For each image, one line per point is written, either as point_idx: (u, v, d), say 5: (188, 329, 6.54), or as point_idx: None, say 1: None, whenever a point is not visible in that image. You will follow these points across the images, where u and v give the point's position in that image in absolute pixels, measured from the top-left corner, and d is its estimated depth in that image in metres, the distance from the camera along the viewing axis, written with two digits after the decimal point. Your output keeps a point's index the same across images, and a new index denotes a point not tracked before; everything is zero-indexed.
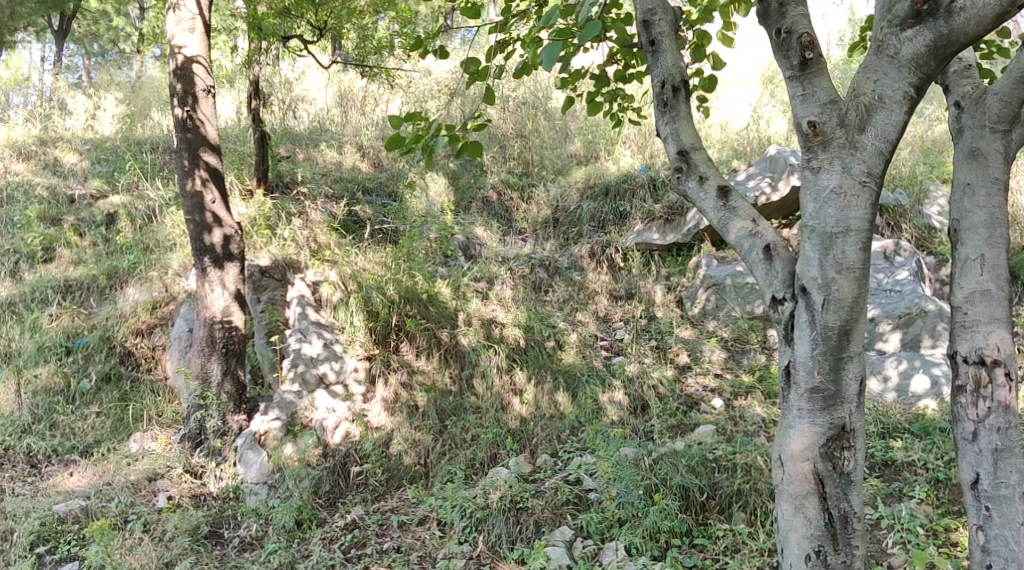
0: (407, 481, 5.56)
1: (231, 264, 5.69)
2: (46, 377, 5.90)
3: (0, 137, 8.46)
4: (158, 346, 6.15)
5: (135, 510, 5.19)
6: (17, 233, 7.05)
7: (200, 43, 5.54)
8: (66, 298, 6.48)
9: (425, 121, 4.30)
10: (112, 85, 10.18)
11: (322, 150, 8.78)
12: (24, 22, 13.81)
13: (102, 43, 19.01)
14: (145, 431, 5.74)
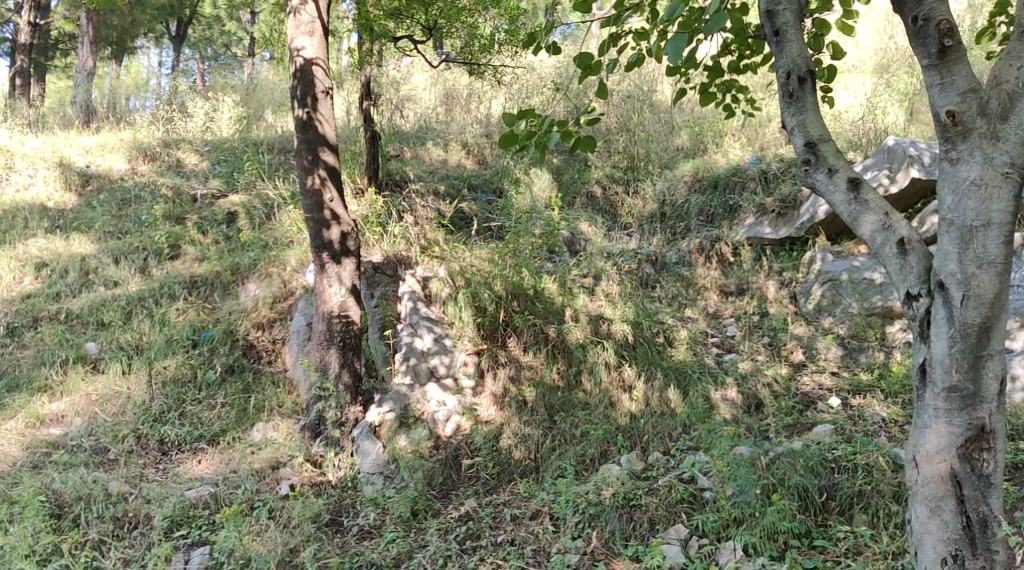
0: (518, 476, 5.58)
1: (348, 260, 5.83)
2: (174, 368, 6.11)
3: (128, 138, 8.84)
4: (278, 339, 6.41)
5: (261, 497, 5.34)
6: (145, 232, 7.36)
7: (320, 45, 5.66)
8: (191, 294, 6.74)
9: (538, 118, 4.33)
10: (227, 88, 10.54)
11: (428, 149, 8.90)
12: (142, 29, 14.38)
13: (215, 47, 19.65)
14: (268, 421, 5.92)
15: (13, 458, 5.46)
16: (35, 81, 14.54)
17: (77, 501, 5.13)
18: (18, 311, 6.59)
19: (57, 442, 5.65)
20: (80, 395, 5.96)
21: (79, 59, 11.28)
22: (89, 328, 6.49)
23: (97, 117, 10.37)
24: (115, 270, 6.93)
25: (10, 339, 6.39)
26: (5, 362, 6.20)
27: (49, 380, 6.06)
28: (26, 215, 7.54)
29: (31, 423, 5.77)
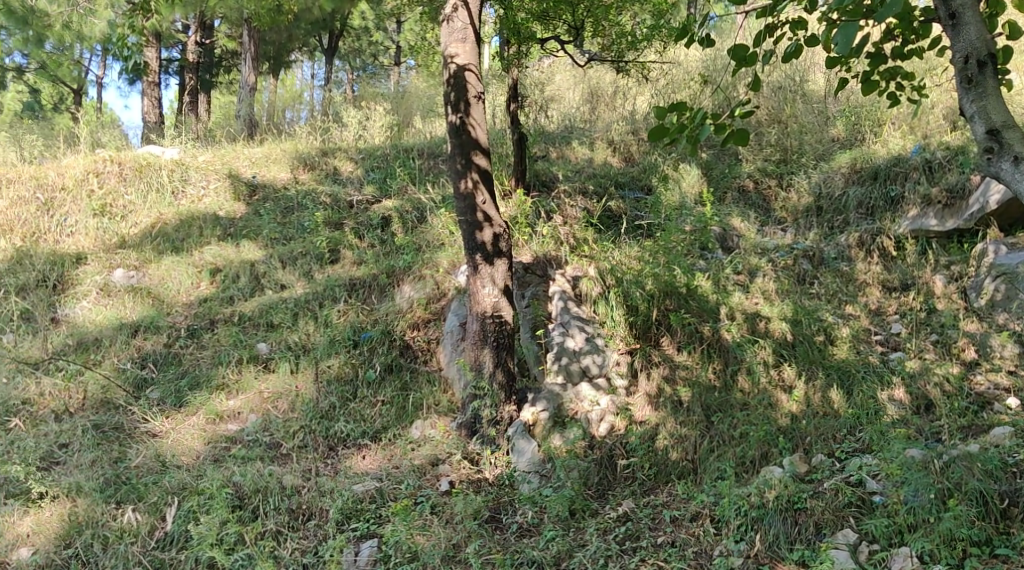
0: (676, 477, 5.54)
1: (501, 261, 5.88)
2: (338, 367, 6.37)
3: (289, 148, 9.24)
4: (433, 339, 6.54)
5: (424, 492, 5.49)
6: (308, 237, 7.70)
7: (472, 51, 5.75)
8: (351, 296, 6.99)
9: (690, 111, 4.27)
10: (378, 97, 10.85)
11: (574, 149, 8.76)
12: (297, 42, 15.02)
13: (365, 58, 20.25)
14: (426, 419, 6.09)
15: (196, 452, 5.79)
16: (203, 97, 15.42)
17: (255, 493, 5.37)
18: (197, 314, 7.01)
19: (235, 438, 5.95)
20: (254, 393, 6.27)
21: (242, 77, 11.78)
22: (260, 330, 6.82)
23: (259, 130, 10.86)
24: (282, 275, 7.29)
25: (190, 340, 6.75)
26: (186, 362, 6.55)
27: (226, 379, 6.37)
28: (200, 224, 7.95)
29: (212, 419, 6.10)
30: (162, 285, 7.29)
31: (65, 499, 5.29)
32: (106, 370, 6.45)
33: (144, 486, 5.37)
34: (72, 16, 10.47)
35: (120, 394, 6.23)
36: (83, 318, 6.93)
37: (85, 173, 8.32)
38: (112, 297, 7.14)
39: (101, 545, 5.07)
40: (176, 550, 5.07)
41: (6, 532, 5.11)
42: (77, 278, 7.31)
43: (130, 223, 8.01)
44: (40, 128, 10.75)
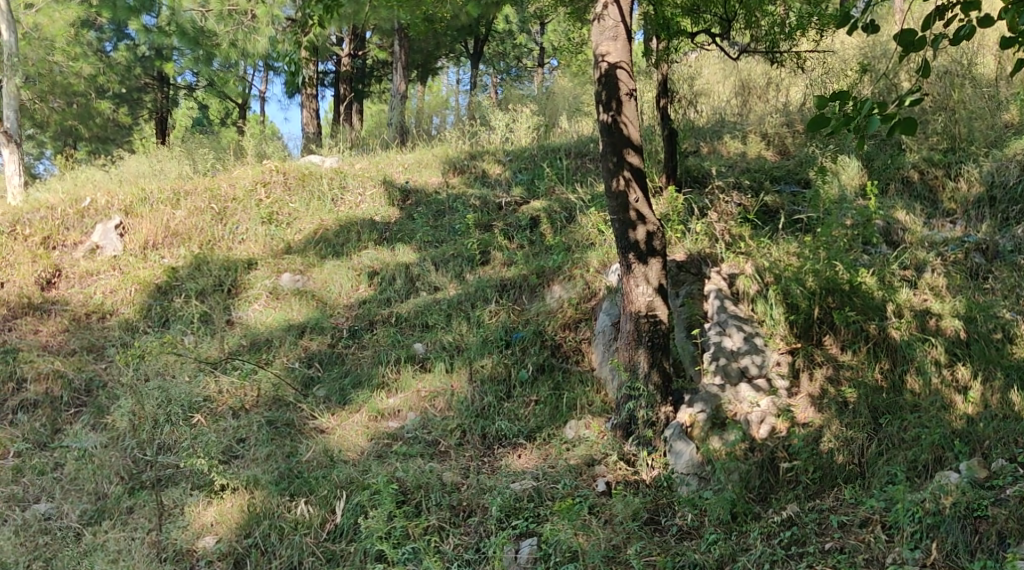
0: (842, 481, 5.34)
1: (655, 259, 5.79)
2: (491, 367, 6.46)
3: (441, 154, 9.44)
4: (584, 339, 6.54)
5: (581, 493, 5.51)
6: (459, 240, 7.85)
7: (624, 49, 5.72)
8: (503, 296, 7.07)
9: (853, 100, 4.11)
10: (525, 100, 10.95)
11: (726, 142, 8.57)
12: (445, 50, 15.35)
13: (509, 62, 20.45)
14: (580, 419, 6.08)
15: (361, 448, 5.99)
16: (356, 107, 15.95)
17: (418, 489, 5.53)
18: (357, 315, 7.27)
19: (396, 434, 6.13)
20: (412, 391, 6.43)
21: (393, 85, 12.01)
22: (416, 330, 7.01)
23: (410, 137, 11.10)
24: (435, 276, 7.46)
25: (352, 340, 7.02)
26: (349, 362, 6.79)
27: (386, 378, 6.58)
28: (357, 229, 8.24)
29: (373, 416, 6.30)
30: (324, 288, 7.60)
31: (244, 491, 5.57)
32: (277, 369, 6.74)
33: (315, 479, 5.61)
34: (238, 35, 11.07)
35: (290, 392, 6.50)
36: (254, 320, 7.27)
37: (253, 184, 8.81)
38: (279, 300, 7.48)
39: (278, 536, 5.31)
40: (346, 542, 5.28)
41: (192, 522, 5.42)
42: (249, 282, 7.68)
43: (294, 229, 8.38)
44: (209, 142, 11.41)
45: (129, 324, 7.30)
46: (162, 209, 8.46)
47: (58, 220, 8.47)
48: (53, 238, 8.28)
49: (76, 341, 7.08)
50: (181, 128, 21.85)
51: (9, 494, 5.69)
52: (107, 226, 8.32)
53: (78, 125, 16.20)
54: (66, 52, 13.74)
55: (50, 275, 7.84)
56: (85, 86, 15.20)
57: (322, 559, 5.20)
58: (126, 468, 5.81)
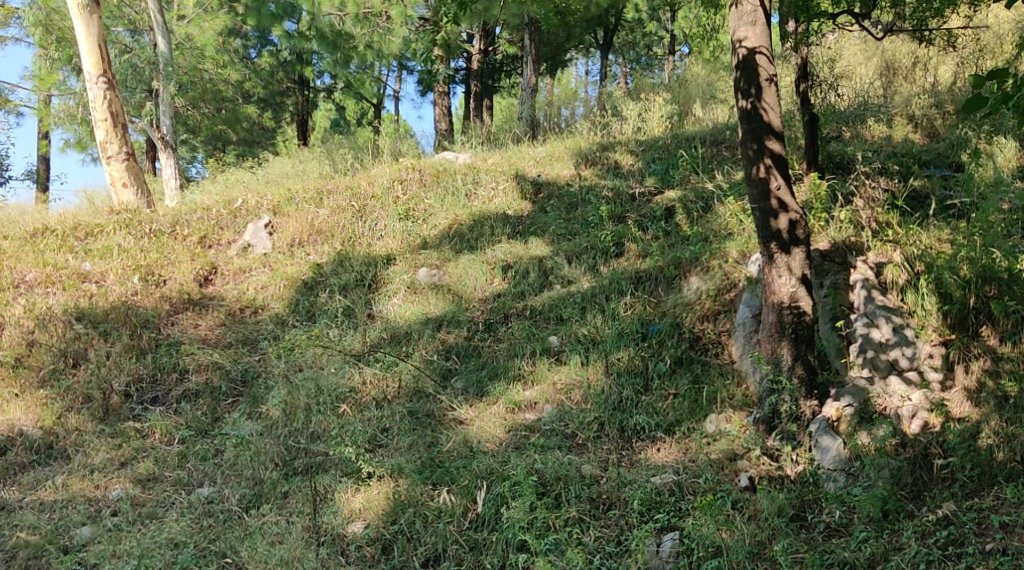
0: (1003, 479, 5.14)
1: (798, 249, 5.63)
2: (627, 360, 6.41)
3: (573, 146, 9.43)
4: (723, 331, 6.44)
5: (724, 488, 5.41)
6: (592, 232, 7.83)
7: (763, 34, 5.59)
8: (638, 288, 7.02)
9: (1014, 78, 3.90)
10: (657, 89, 10.80)
11: (870, 126, 8.17)
12: (575, 41, 15.29)
13: (638, 51, 20.19)
14: (720, 413, 5.99)
15: (499, 439, 6.08)
16: (486, 103, 16.16)
17: (557, 481, 5.55)
18: (492, 309, 7.36)
19: (533, 426, 6.17)
20: (548, 384, 6.47)
21: (524, 79, 12.07)
22: (551, 323, 7.05)
23: (541, 131, 11.12)
24: (569, 269, 7.47)
25: (488, 334, 7.11)
26: (485, 354, 6.90)
27: (522, 370, 6.64)
28: (491, 222, 8.34)
29: (510, 408, 6.37)
30: (460, 282, 7.72)
31: (389, 479, 5.74)
32: (416, 361, 6.90)
33: (456, 470, 5.73)
34: (374, 36, 11.51)
35: (429, 384, 6.65)
36: (394, 313, 7.47)
37: (391, 181, 9.07)
38: (417, 294, 7.66)
39: (422, 523, 5.44)
40: (488, 532, 5.36)
41: (343, 507, 5.60)
42: (387, 278, 7.90)
43: (430, 224, 8.56)
44: (347, 142, 11.78)
45: (279, 318, 7.63)
46: (307, 208, 8.80)
47: (213, 221, 8.91)
48: (209, 238, 8.71)
49: (232, 335, 7.44)
50: (320, 128, 22.58)
51: (175, 479, 6.01)
52: (257, 226, 8.70)
53: (227, 130, 17.02)
54: (215, 60, 14.80)
55: (207, 272, 8.22)
56: (233, 92, 16.01)
57: (465, 548, 5.30)
58: (280, 455, 6.08)
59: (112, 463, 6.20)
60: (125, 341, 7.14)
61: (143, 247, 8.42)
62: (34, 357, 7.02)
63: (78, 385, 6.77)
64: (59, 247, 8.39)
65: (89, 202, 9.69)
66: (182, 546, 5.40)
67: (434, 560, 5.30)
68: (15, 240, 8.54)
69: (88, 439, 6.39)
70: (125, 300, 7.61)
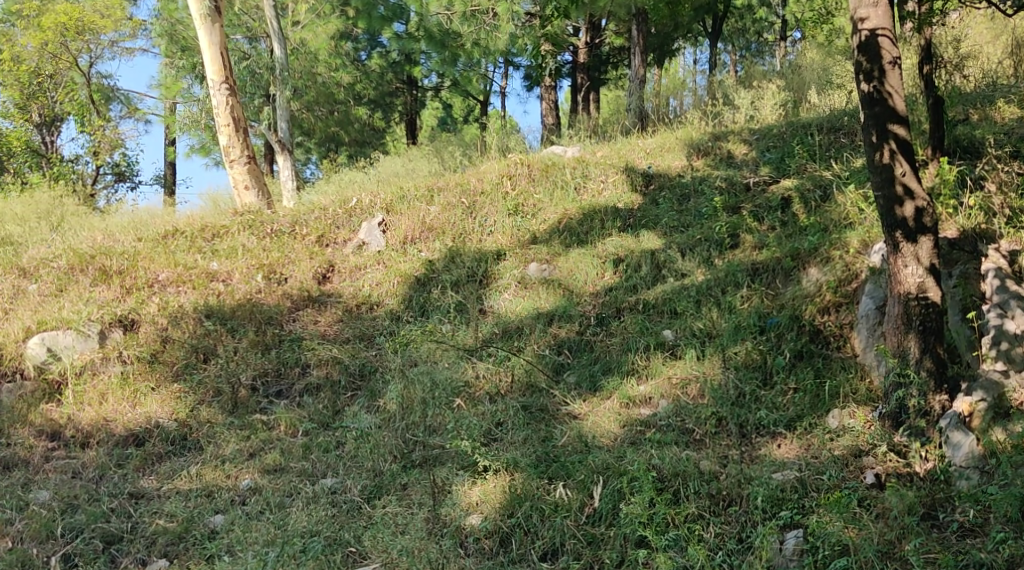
0: None
1: (925, 237, 5.41)
2: (744, 354, 6.31)
3: (684, 137, 9.30)
4: (845, 323, 6.25)
5: (849, 484, 5.28)
6: (706, 224, 7.72)
7: (885, 15, 5.40)
8: (755, 281, 6.88)
9: None
10: (770, 76, 10.55)
11: (1001, 107, 7.77)
12: (683, 30, 15.05)
13: (748, 38, 19.72)
14: (844, 408, 5.82)
15: (615, 434, 6.03)
16: (593, 96, 16.09)
17: (676, 476, 5.50)
18: (605, 303, 7.33)
19: (649, 421, 6.10)
20: (663, 378, 6.40)
21: (632, 70, 11.96)
22: (665, 317, 6.98)
23: (650, 122, 11.00)
24: (682, 263, 7.37)
25: (600, 328, 7.09)
26: (598, 349, 6.87)
27: (636, 365, 6.59)
28: (601, 216, 8.30)
29: (625, 403, 6.32)
30: (571, 276, 7.72)
31: (504, 473, 5.79)
32: (529, 356, 6.93)
33: (572, 464, 5.74)
34: (482, 33, 11.46)
35: (542, 378, 6.68)
36: (506, 308, 7.52)
37: (500, 177, 9.15)
38: (528, 289, 7.69)
39: (539, 517, 5.44)
40: (606, 527, 5.34)
41: (461, 500, 5.67)
42: (498, 272, 7.97)
43: (540, 219, 8.57)
44: (457, 139, 11.91)
45: (394, 314, 7.79)
46: (419, 206, 8.95)
47: (330, 220, 9.16)
48: (326, 237, 8.96)
49: (350, 330, 7.63)
50: (428, 127, 22.90)
51: (300, 469, 6.19)
52: (371, 224, 8.90)
53: (339, 131, 17.45)
54: (328, 63, 15.41)
55: (325, 270, 8.46)
56: (345, 94, 16.40)
57: (583, 542, 5.28)
58: (398, 448, 6.21)
59: (241, 454, 6.42)
60: (251, 337, 7.44)
61: (265, 248, 8.73)
62: (168, 352, 7.30)
63: (208, 379, 7.05)
64: (189, 248, 8.77)
65: (214, 204, 10.09)
66: (314, 535, 5.53)
67: (553, 554, 5.29)
68: (147, 242, 8.94)
69: (218, 431, 6.63)
70: (250, 298, 7.90)
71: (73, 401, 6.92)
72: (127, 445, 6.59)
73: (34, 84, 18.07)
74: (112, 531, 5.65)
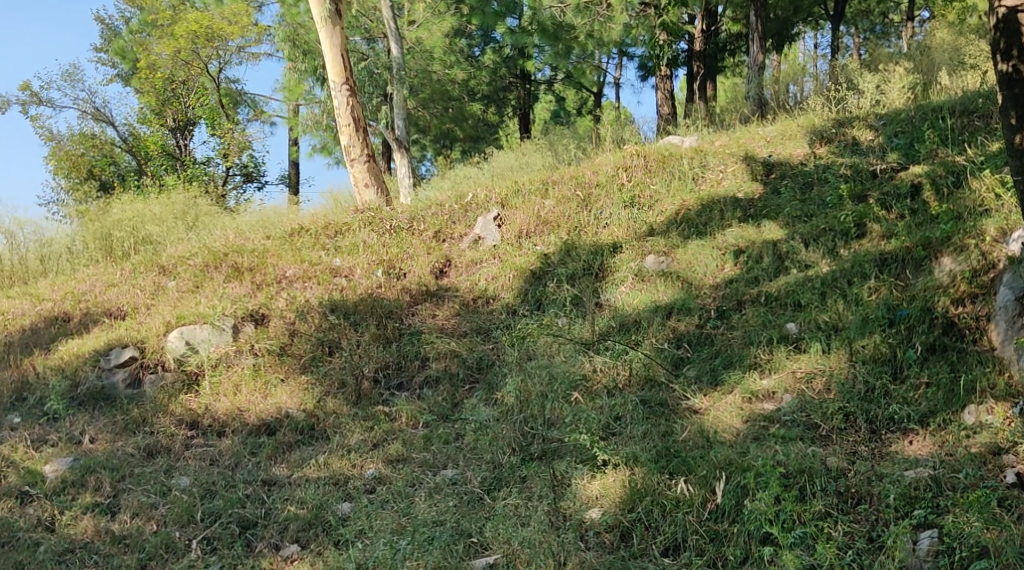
0: None
1: None
2: (873, 347, 6.10)
3: (806, 124, 9.04)
4: (982, 315, 5.97)
5: (988, 484, 5.06)
6: (830, 213, 7.49)
7: None
8: (882, 272, 6.65)
9: None
10: (898, 58, 10.13)
11: None
12: (804, 13, 14.60)
13: (873, 19, 18.98)
14: (980, 403, 5.57)
15: (737, 429, 5.94)
16: (709, 85, 15.81)
17: (801, 473, 5.35)
18: (725, 295, 7.20)
19: (772, 416, 5.96)
20: (787, 372, 6.25)
21: (750, 57, 11.69)
22: (788, 310, 6.81)
23: (769, 109, 10.73)
24: (806, 254, 7.19)
25: (720, 321, 6.97)
26: (718, 342, 6.76)
27: (758, 358, 6.46)
28: (720, 207, 8.16)
29: (747, 397, 6.21)
30: (690, 268, 7.62)
31: (624, 467, 5.77)
32: (647, 349, 6.86)
33: (693, 459, 5.65)
34: (595, 25, 11.50)
35: (661, 372, 6.61)
36: (623, 301, 7.49)
37: (615, 169, 9.11)
38: (646, 281, 7.63)
39: (660, 512, 5.40)
40: (728, 523, 5.25)
41: (580, 493, 5.68)
42: (615, 265, 7.93)
43: (657, 211, 8.49)
44: (571, 132, 11.90)
45: (511, 308, 7.86)
46: (534, 200, 8.98)
47: (447, 216, 9.30)
48: (443, 232, 9.12)
49: (467, 324, 7.73)
50: (541, 120, 22.94)
51: (422, 460, 6.32)
52: (487, 218, 8.99)
53: (454, 127, 17.67)
54: (443, 61, 15.53)
55: (442, 265, 8.61)
56: (460, 90, 16.60)
57: (706, 538, 5.22)
58: (517, 440, 6.27)
59: (366, 444, 6.60)
60: (372, 331, 7.62)
61: (385, 243, 8.94)
62: (296, 345, 7.56)
63: (333, 371, 7.28)
64: (313, 245, 9.07)
65: (336, 202, 10.40)
66: (439, 524, 5.63)
67: (674, 550, 5.25)
68: (275, 239, 9.28)
69: (343, 421, 6.84)
70: (371, 292, 8.10)
71: (210, 392, 7.23)
72: (259, 434, 6.85)
73: (168, 90, 18.98)
74: (248, 516, 5.89)
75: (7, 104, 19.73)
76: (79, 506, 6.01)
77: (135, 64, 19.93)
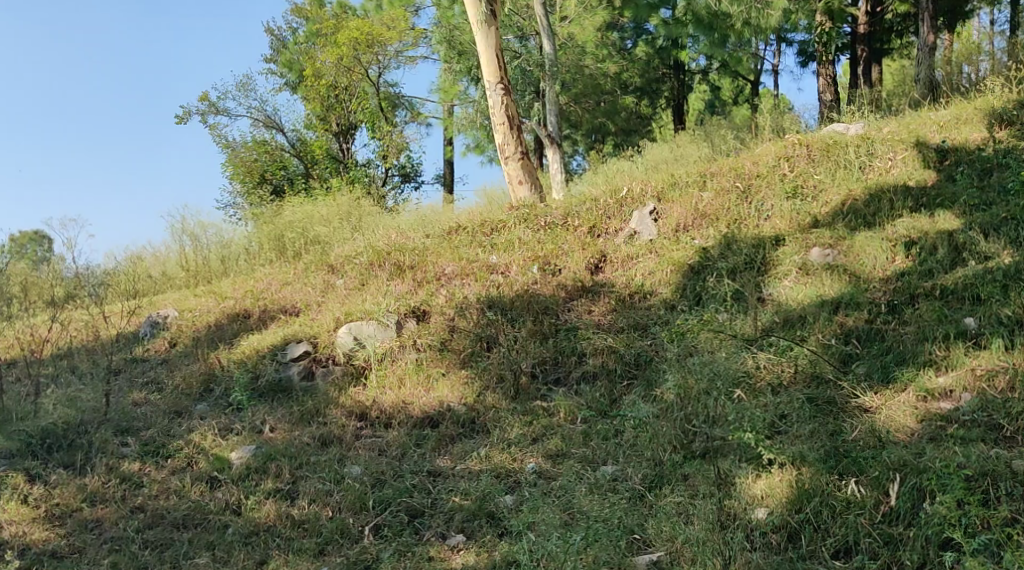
0: None
1: None
2: None
3: (984, 106, 8.57)
4: None
5: None
6: (1013, 200, 7.15)
7: None
8: None
9: None
10: None
11: None
12: None
13: None
14: None
15: (911, 429, 5.68)
16: (875, 68, 15.19)
17: (983, 476, 5.10)
18: (896, 289, 6.87)
19: (950, 416, 5.67)
20: (966, 369, 5.94)
21: (920, 37, 11.19)
22: (966, 304, 6.52)
23: (940, 91, 10.18)
24: (986, 245, 6.84)
25: (892, 316, 6.67)
26: (890, 338, 6.47)
27: (934, 356, 6.16)
28: (890, 196, 7.80)
29: (922, 396, 5.93)
30: (857, 261, 7.32)
31: (791, 467, 5.59)
32: (813, 346, 6.65)
33: (864, 460, 5.46)
34: (752, 12, 11.11)
35: (828, 369, 6.38)
36: (786, 296, 7.27)
37: (777, 160, 8.92)
38: (810, 275, 7.39)
39: (830, 513, 5.25)
40: (904, 527, 5.05)
41: (745, 493, 5.55)
42: (777, 259, 7.71)
43: (821, 202, 8.21)
44: (728, 122, 11.66)
45: (669, 303, 7.78)
46: (691, 193, 8.87)
47: (601, 211, 9.29)
48: (598, 228, 9.10)
49: (624, 320, 7.69)
50: (695, 111, 22.52)
51: (582, 455, 6.37)
52: (642, 213, 8.92)
53: (607, 121, 17.68)
54: (595, 55, 15.53)
55: (598, 260, 8.61)
56: (612, 84, 16.55)
57: (880, 542, 5.04)
58: (677, 438, 6.18)
59: (526, 438, 6.70)
60: (529, 326, 7.72)
61: (541, 239, 9.04)
62: (456, 341, 7.76)
63: (492, 366, 7.41)
64: (471, 243, 9.25)
65: (490, 200, 10.57)
66: (603, 519, 5.64)
67: (846, 553, 5.10)
68: (435, 238, 9.53)
69: (503, 415, 6.96)
70: (528, 289, 8.20)
71: (377, 385, 7.51)
72: (423, 427, 7.07)
73: (333, 96, 19.78)
74: (416, 506, 6.11)
75: (189, 116, 21.05)
76: (262, 492, 6.37)
77: (302, 73, 20.87)
